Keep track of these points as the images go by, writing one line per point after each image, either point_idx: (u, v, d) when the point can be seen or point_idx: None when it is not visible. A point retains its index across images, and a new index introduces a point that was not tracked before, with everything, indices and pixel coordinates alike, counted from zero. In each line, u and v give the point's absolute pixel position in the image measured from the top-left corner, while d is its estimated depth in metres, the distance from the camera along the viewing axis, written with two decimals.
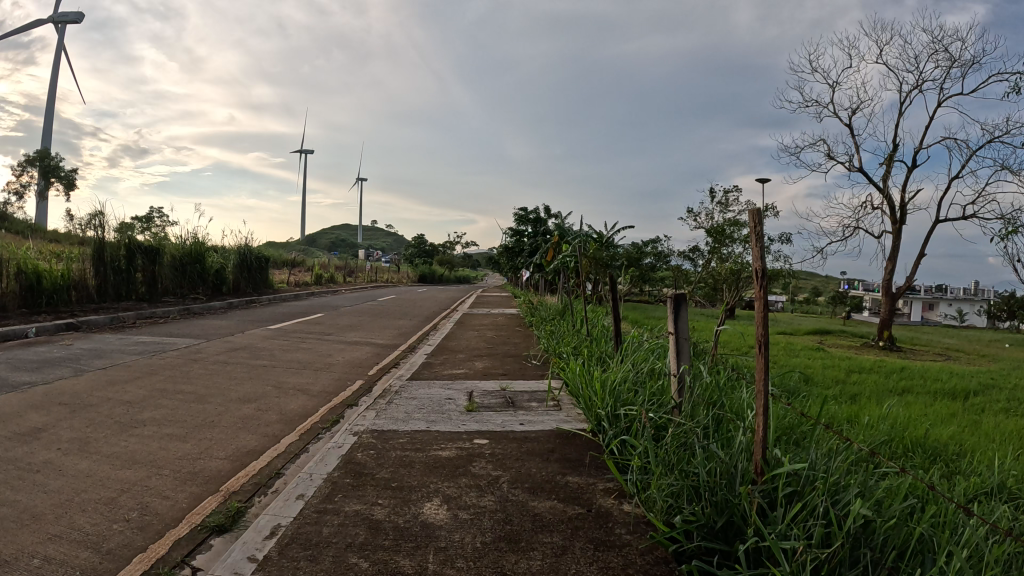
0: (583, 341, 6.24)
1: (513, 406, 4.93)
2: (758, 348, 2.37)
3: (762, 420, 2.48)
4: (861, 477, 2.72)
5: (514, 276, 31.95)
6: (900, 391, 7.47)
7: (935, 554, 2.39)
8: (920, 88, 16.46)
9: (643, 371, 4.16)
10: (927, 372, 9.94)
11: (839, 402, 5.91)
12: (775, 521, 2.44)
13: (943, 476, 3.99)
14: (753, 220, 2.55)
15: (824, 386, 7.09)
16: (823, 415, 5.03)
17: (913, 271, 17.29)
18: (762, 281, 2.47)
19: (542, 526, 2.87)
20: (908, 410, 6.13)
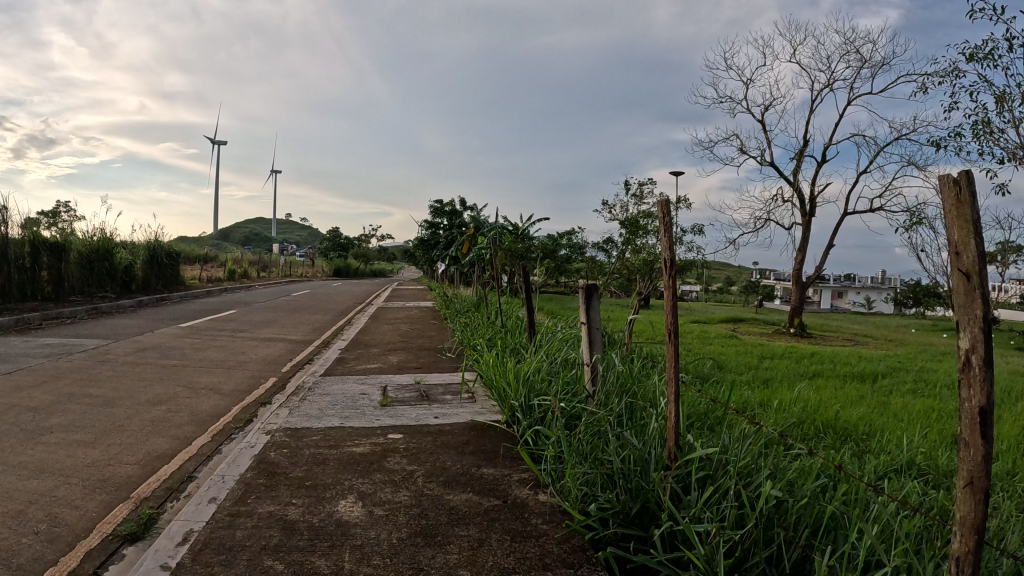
0: (499, 332, 6.23)
1: (426, 399, 4.90)
2: (669, 336, 2.39)
3: (674, 407, 2.50)
4: (774, 459, 2.80)
5: (429, 268, 32.04)
6: (810, 375, 7.81)
7: (847, 531, 2.50)
8: (832, 86, 17.28)
9: (557, 361, 4.19)
10: (836, 357, 10.43)
11: (752, 387, 6.12)
12: (688, 505, 2.48)
13: (855, 455, 4.18)
14: (662, 211, 2.56)
15: (738, 372, 7.35)
16: (738, 400, 5.17)
17: (821, 261, 18.06)
18: (671, 271, 2.46)
19: (458, 519, 2.85)
20: (820, 393, 6.41)
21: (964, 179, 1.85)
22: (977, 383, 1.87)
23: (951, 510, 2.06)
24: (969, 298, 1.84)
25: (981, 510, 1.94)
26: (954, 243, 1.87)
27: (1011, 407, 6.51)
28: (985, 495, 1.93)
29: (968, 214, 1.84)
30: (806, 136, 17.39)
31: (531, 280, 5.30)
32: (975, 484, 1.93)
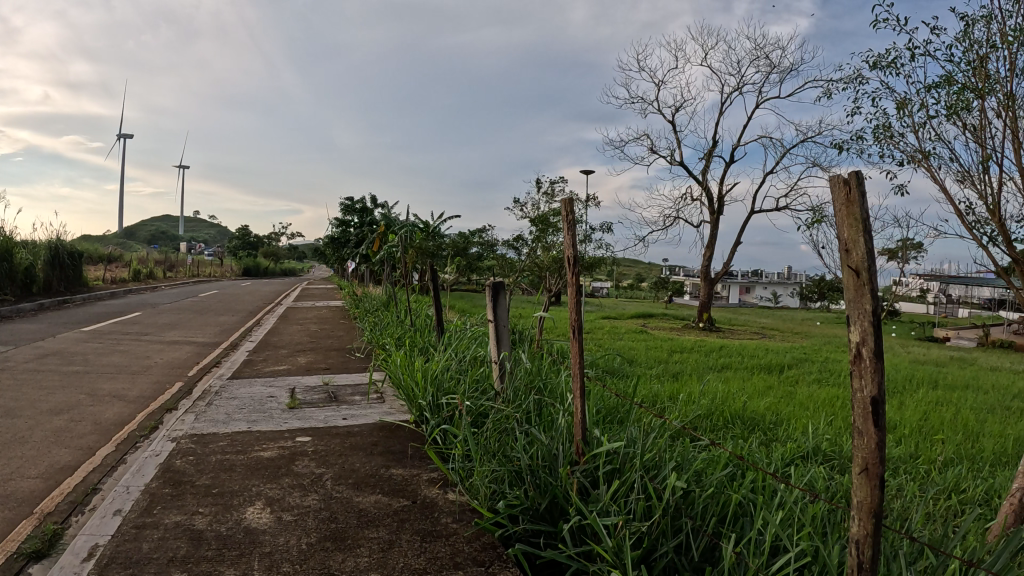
0: (407, 331, 6.19)
1: (335, 400, 4.82)
2: (573, 332, 2.41)
3: (580, 402, 2.52)
4: (680, 451, 2.86)
5: (343, 268, 31.65)
6: (719, 367, 8.10)
7: (752, 517, 2.57)
8: (740, 90, 18.08)
9: (466, 359, 4.20)
10: (743, 349, 10.87)
11: (662, 380, 6.30)
12: (596, 498, 2.49)
13: (764, 443, 4.33)
14: (566, 209, 2.58)
15: (649, 366, 7.55)
16: (649, 393, 5.30)
17: (730, 258, 18.82)
18: (574, 268, 2.48)
19: (367, 521, 2.80)
20: (728, 385, 6.65)
21: (854, 179, 1.91)
22: (868, 374, 1.92)
23: (850, 498, 2.11)
24: (859, 292, 1.90)
25: (877, 495, 1.99)
26: (844, 241, 1.93)
27: (906, 393, 6.89)
28: (880, 481, 1.99)
29: (857, 213, 1.89)
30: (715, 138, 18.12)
31: (439, 278, 5.30)
32: (870, 471, 2.00)
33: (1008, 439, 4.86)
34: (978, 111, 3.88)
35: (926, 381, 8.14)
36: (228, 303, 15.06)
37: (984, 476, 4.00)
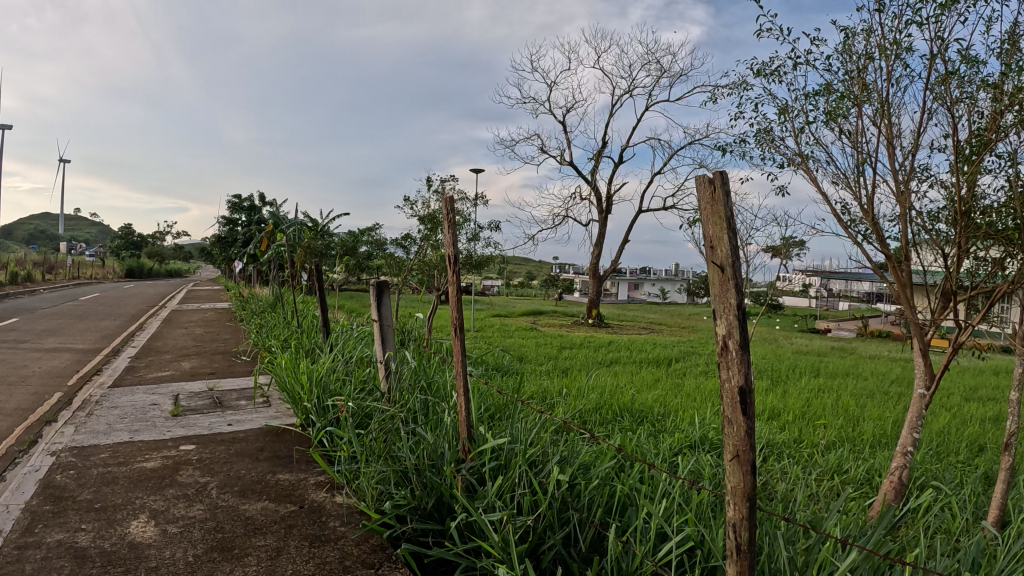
0: (293, 333, 6.09)
1: (221, 405, 4.71)
2: (455, 331, 2.43)
3: (464, 399, 2.58)
4: (566, 445, 2.93)
5: (236, 267, 30.69)
6: (608, 362, 8.36)
7: (636, 505, 2.65)
8: (631, 92, 18.92)
9: (352, 360, 4.20)
10: (632, 343, 11.28)
11: (550, 375, 6.47)
12: (483, 495, 2.53)
13: (652, 434, 4.47)
14: (447, 207, 2.61)
15: (539, 362, 7.72)
16: (541, 389, 5.41)
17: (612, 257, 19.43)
18: (455, 266, 2.50)
19: (255, 529, 2.74)
20: (617, 378, 6.87)
21: (720, 181, 1.88)
22: (734, 365, 1.89)
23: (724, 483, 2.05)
24: (724, 289, 1.89)
25: (748, 480, 1.94)
26: (710, 238, 1.90)
27: (789, 382, 7.29)
28: (751, 467, 1.94)
29: (722, 212, 1.88)
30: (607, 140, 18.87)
31: (322, 278, 5.27)
32: (741, 456, 1.95)
33: (886, 421, 5.20)
34: (854, 118, 3.74)
35: (809, 370, 8.64)
36: (114, 308, 14.36)
37: (867, 457, 4.23)
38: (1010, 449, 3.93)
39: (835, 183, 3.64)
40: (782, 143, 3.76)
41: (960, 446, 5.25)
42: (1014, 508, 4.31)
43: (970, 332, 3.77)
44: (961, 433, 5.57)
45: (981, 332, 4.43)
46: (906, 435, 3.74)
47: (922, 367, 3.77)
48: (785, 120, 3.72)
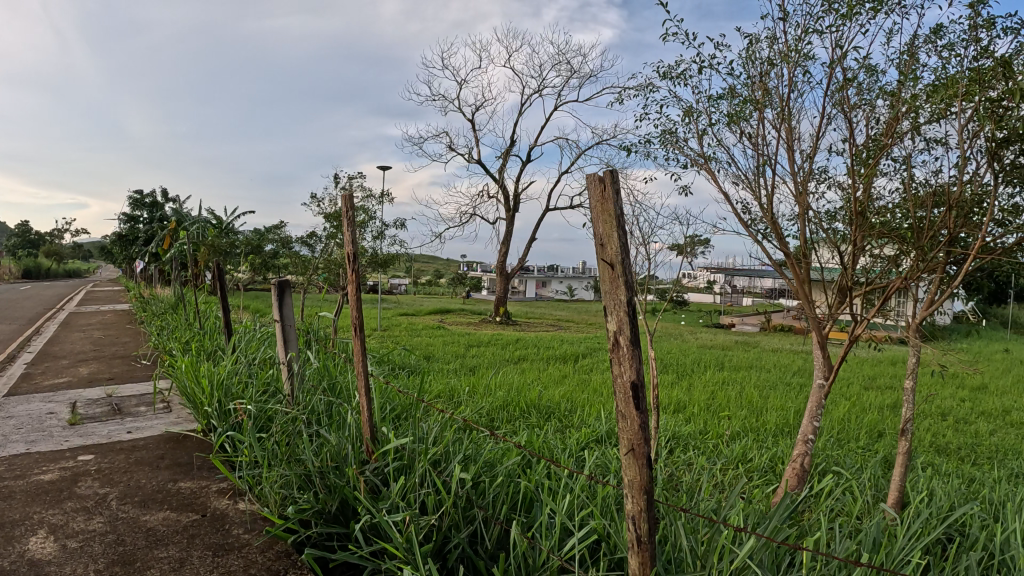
0: (195, 335, 5.98)
1: (121, 412, 4.58)
2: (354, 320, 2.87)
3: (366, 394, 2.80)
4: (467, 443, 3.04)
5: (139, 268, 29.60)
6: (515, 359, 8.56)
7: (535, 500, 2.76)
8: (543, 91, 19.80)
9: (255, 362, 4.23)
10: (538, 340, 11.60)
11: (454, 373, 6.60)
12: (386, 496, 2.59)
13: (557, 429, 4.63)
14: (346, 206, 3.06)
15: (446, 361, 7.82)
16: (447, 387, 5.52)
17: (521, 254, 19.96)
18: (354, 260, 3.00)
19: (157, 540, 2.69)
20: (521, 375, 7.05)
21: (611, 176, 1.82)
22: (626, 360, 1.86)
23: (622, 475, 1.99)
24: (614, 285, 1.85)
25: (645, 473, 1.90)
26: (599, 236, 1.86)
27: (693, 376, 7.61)
28: (647, 460, 1.90)
29: (613, 210, 1.82)
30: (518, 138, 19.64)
31: (223, 277, 5.21)
32: (636, 450, 1.91)
33: (788, 412, 5.52)
34: (757, 119, 3.74)
35: (713, 363, 9.06)
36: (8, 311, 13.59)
37: (768, 446, 4.50)
38: (907, 433, 4.10)
39: (737, 184, 3.75)
40: (686, 145, 3.86)
41: (860, 432, 5.58)
42: (910, 488, 4.57)
43: (865, 325, 3.89)
44: (861, 420, 5.91)
45: (875, 325, 4.64)
46: (807, 423, 3.87)
47: (820, 359, 3.89)
48: (688, 122, 3.81)
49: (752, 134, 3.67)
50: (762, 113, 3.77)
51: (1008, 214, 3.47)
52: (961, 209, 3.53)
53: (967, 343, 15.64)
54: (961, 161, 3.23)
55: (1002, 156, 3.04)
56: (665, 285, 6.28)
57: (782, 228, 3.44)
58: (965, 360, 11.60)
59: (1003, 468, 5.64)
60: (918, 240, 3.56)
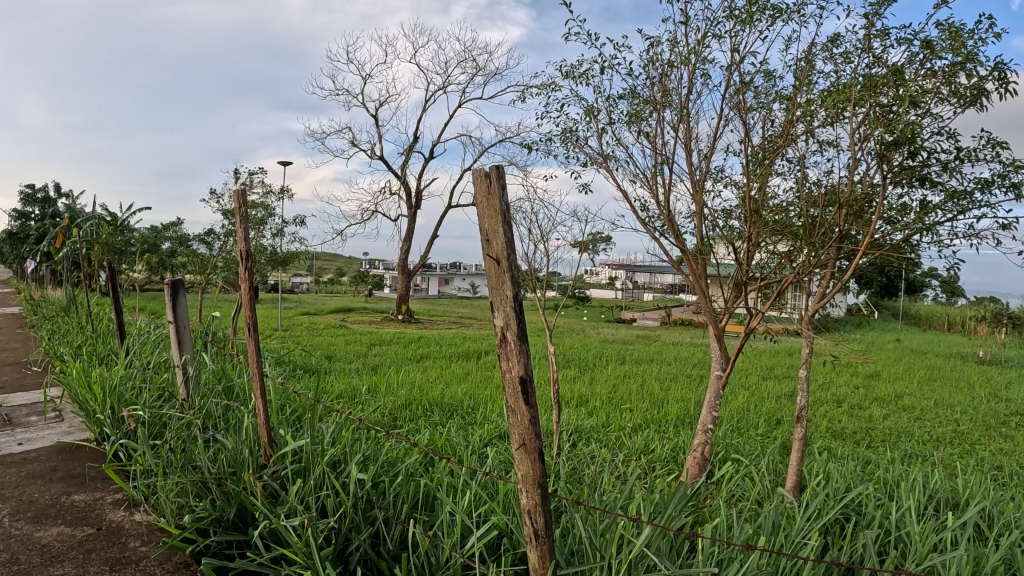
0: (87, 339, 5.69)
1: (7, 423, 4.28)
2: (249, 326, 2.83)
3: (262, 399, 2.73)
4: (364, 445, 3.05)
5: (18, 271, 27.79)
6: (419, 358, 8.58)
7: (434, 497, 2.80)
8: (447, 88, 20.12)
9: (151, 367, 4.05)
10: (442, 338, 11.67)
11: (358, 373, 6.54)
12: (285, 500, 2.55)
13: (460, 427, 4.70)
14: (239, 202, 2.97)
15: (350, 361, 7.74)
16: (349, 387, 5.49)
17: (423, 253, 19.98)
18: (246, 260, 2.99)
19: (52, 557, 2.52)
20: (427, 374, 7.07)
21: (495, 172, 1.82)
22: (514, 356, 1.87)
23: (515, 471, 2.01)
24: (500, 281, 1.87)
25: (537, 468, 1.93)
26: (485, 231, 1.86)
27: (596, 370, 7.80)
28: (539, 454, 1.93)
29: (497, 205, 1.83)
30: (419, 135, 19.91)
31: (118, 278, 4.95)
32: (527, 445, 1.94)
33: (687, 403, 5.80)
34: (654, 119, 3.83)
35: (616, 357, 9.34)
36: None
37: (670, 436, 4.68)
38: (803, 420, 4.25)
39: (636, 182, 3.84)
40: (585, 143, 3.92)
41: (760, 420, 5.84)
42: (807, 472, 4.80)
43: (759, 318, 4.06)
44: (759, 409, 6.19)
45: (771, 317, 4.85)
46: (705, 413, 4.00)
47: (717, 350, 4.04)
48: (588, 121, 3.88)
49: (650, 134, 3.77)
50: (660, 113, 3.85)
51: (893, 212, 3.70)
52: (851, 207, 3.73)
53: (861, 334, 16.61)
54: (851, 162, 3.40)
55: (890, 159, 3.22)
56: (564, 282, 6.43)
57: (679, 225, 3.55)
58: (856, 348, 12.28)
59: (894, 450, 6.02)
60: (810, 237, 3.71)
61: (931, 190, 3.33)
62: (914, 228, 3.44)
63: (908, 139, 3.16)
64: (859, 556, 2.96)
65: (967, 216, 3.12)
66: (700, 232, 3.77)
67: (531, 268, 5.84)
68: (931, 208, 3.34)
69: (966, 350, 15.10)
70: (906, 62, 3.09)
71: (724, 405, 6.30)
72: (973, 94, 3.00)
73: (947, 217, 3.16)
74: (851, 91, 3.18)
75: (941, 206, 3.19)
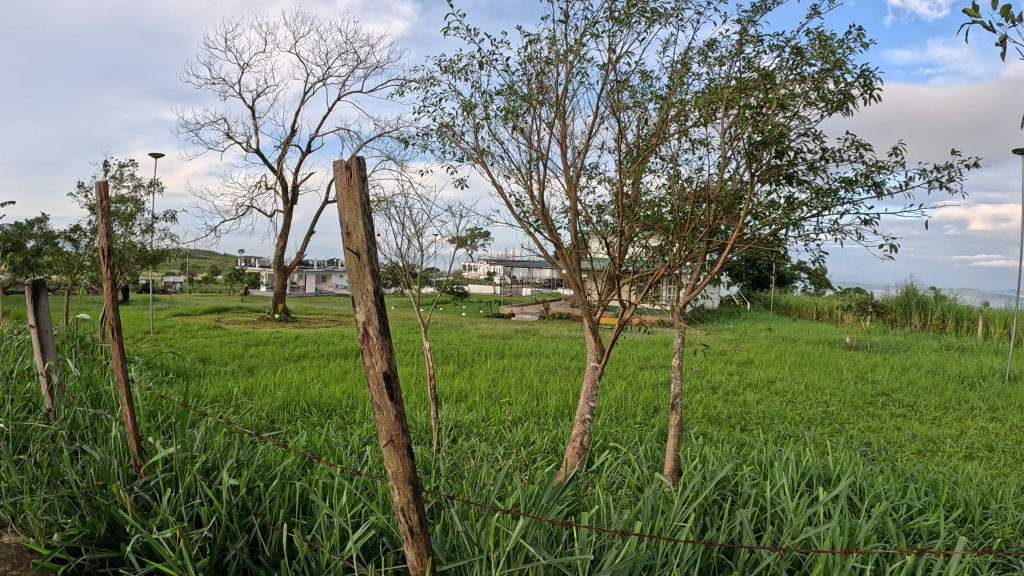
0: None
1: None
2: (113, 328, 2.70)
3: (128, 407, 2.62)
4: (236, 452, 3.01)
5: None
6: (295, 358, 8.40)
7: (309, 500, 2.82)
8: (324, 80, 20.00)
9: (11, 376, 3.76)
10: (319, 337, 11.43)
11: (233, 375, 6.32)
12: (158, 512, 2.47)
13: (337, 427, 4.70)
14: (100, 194, 2.83)
15: (223, 362, 7.46)
16: (224, 391, 5.32)
17: (301, 250, 19.55)
18: (108, 256, 2.85)
19: None
20: (304, 374, 6.93)
21: (356, 164, 1.86)
22: (377, 351, 1.93)
23: (385, 470, 2.04)
24: (360, 275, 1.92)
25: (406, 464, 1.98)
26: (345, 223, 1.91)
27: (475, 365, 7.91)
28: (407, 450, 1.98)
29: (357, 197, 1.88)
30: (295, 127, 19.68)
31: None
32: (396, 442, 1.98)
33: (565, 394, 6.02)
34: (530, 116, 3.93)
35: (496, 352, 9.51)
36: None
37: (548, 427, 4.85)
38: (678, 408, 4.43)
39: (510, 178, 3.93)
40: (462, 139, 3.98)
41: (638, 409, 6.12)
42: (685, 456, 5.07)
43: (632, 310, 4.26)
44: (637, 398, 6.48)
45: (644, 309, 5.08)
46: (583, 404, 4.14)
47: (592, 342, 4.19)
48: (465, 116, 3.93)
49: (526, 130, 3.87)
50: (536, 110, 3.96)
51: (762, 208, 3.90)
52: (722, 203, 3.93)
53: (731, 323, 17.68)
54: (722, 160, 3.60)
55: (760, 157, 3.44)
56: (441, 278, 6.50)
57: (551, 220, 3.68)
58: (726, 336, 13.06)
59: (769, 431, 6.45)
60: (679, 232, 3.91)
61: (797, 188, 3.56)
62: (782, 222, 3.67)
63: (776, 139, 3.38)
64: (736, 534, 3.16)
65: (831, 212, 3.33)
66: (573, 228, 3.91)
67: (406, 264, 5.86)
68: (798, 204, 3.53)
69: (831, 337, 16.32)
70: (778, 66, 3.24)
71: (603, 395, 6.56)
72: (840, 98, 3.18)
73: (813, 213, 3.37)
74: (724, 93, 3.34)
75: (808, 203, 3.41)
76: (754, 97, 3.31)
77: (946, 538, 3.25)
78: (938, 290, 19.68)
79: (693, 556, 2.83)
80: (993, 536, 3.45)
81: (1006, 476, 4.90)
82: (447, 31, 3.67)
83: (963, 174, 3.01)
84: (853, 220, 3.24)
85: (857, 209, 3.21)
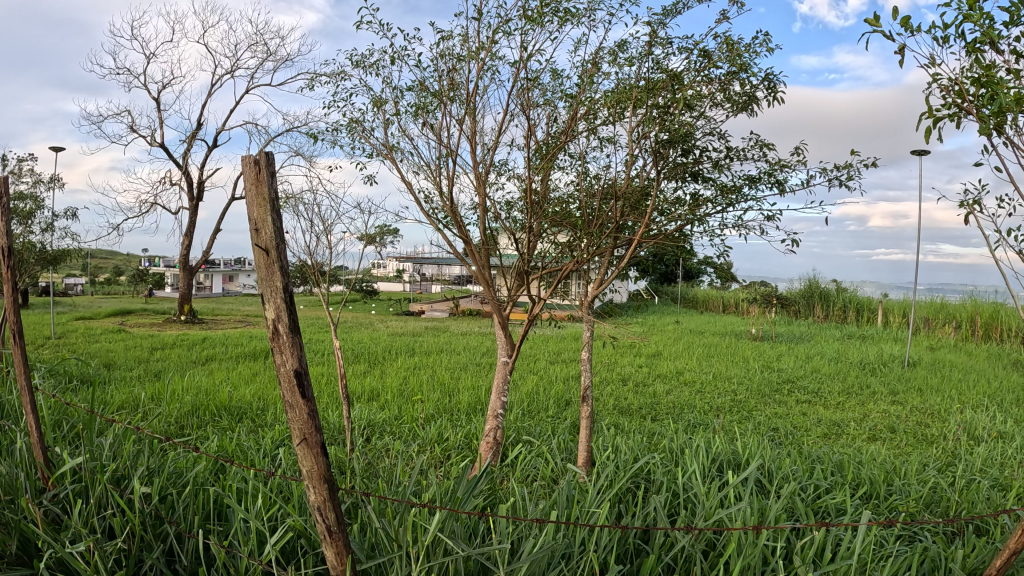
0: None
1: None
2: (14, 335, 2.62)
3: (34, 418, 2.55)
4: (147, 459, 2.97)
5: None
6: (202, 361, 8.19)
7: (225, 506, 2.82)
8: (233, 73, 19.28)
9: None
10: (227, 339, 11.14)
11: (138, 380, 6.12)
12: (69, 524, 2.43)
13: (249, 431, 4.65)
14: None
15: (127, 367, 7.20)
16: (129, 396, 5.16)
17: (207, 248, 18.87)
18: (8, 259, 2.75)
19: None
20: (213, 377, 6.78)
21: (264, 160, 1.91)
22: (287, 348, 1.97)
23: (300, 470, 2.08)
24: (270, 272, 1.96)
25: (320, 461, 2.03)
26: (253, 220, 1.94)
27: (387, 364, 7.90)
28: (320, 447, 2.03)
29: (266, 193, 1.92)
30: (201, 121, 18.94)
31: None
32: (309, 440, 2.03)
33: (478, 391, 6.13)
34: (439, 112, 4.00)
35: (410, 350, 9.54)
36: None
37: (461, 424, 4.95)
38: (590, 401, 4.60)
39: (419, 174, 3.98)
40: (372, 134, 4.01)
41: (551, 403, 6.29)
42: (595, 447, 5.27)
43: (541, 305, 4.40)
44: (549, 392, 6.65)
45: (554, 304, 5.22)
46: (495, 399, 4.24)
47: (503, 338, 4.30)
48: (376, 112, 3.96)
49: (436, 127, 3.93)
50: (447, 106, 4.02)
51: (667, 205, 4.09)
52: (629, 199, 4.10)
53: (639, 317, 18.28)
54: (629, 158, 3.77)
55: (666, 156, 3.63)
56: (352, 276, 6.46)
57: (460, 216, 3.77)
58: (636, 330, 13.52)
59: (677, 421, 6.75)
60: (587, 228, 4.07)
61: (702, 184, 3.76)
62: (687, 218, 3.87)
63: (682, 137, 3.57)
64: (651, 519, 3.33)
65: (735, 208, 3.54)
66: (482, 225, 4.01)
67: (314, 261, 5.81)
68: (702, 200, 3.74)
69: (739, 329, 17.02)
70: (686, 68, 3.43)
71: (516, 390, 6.70)
72: (744, 100, 3.39)
73: (718, 209, 3.58)
74: (632, 93, 3.50)
75: (713, 200, 3.61)
76: (661, 97, 3.49)
77: (853, 513, 3.53)
78: (839, 281, 20.79)
79: (609, 541, 2.97)
80: (899, 510, 3.74)
81: (905, 455, 5.29)
82: (361, 25, 3.67)
83: (860, 173, 3.25)
84: (756, 216, 3.46)
85: (759, 205, 3.43)
